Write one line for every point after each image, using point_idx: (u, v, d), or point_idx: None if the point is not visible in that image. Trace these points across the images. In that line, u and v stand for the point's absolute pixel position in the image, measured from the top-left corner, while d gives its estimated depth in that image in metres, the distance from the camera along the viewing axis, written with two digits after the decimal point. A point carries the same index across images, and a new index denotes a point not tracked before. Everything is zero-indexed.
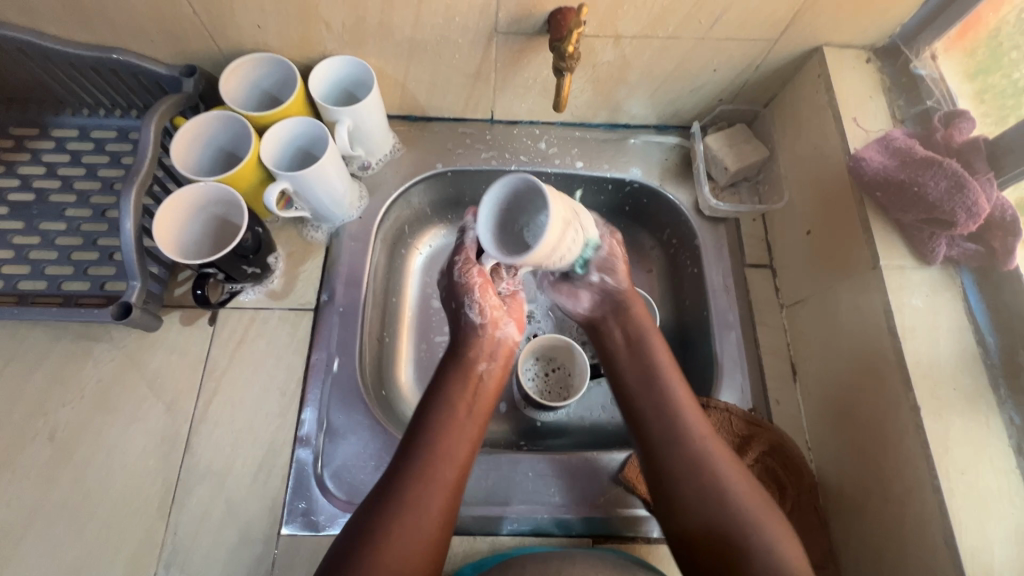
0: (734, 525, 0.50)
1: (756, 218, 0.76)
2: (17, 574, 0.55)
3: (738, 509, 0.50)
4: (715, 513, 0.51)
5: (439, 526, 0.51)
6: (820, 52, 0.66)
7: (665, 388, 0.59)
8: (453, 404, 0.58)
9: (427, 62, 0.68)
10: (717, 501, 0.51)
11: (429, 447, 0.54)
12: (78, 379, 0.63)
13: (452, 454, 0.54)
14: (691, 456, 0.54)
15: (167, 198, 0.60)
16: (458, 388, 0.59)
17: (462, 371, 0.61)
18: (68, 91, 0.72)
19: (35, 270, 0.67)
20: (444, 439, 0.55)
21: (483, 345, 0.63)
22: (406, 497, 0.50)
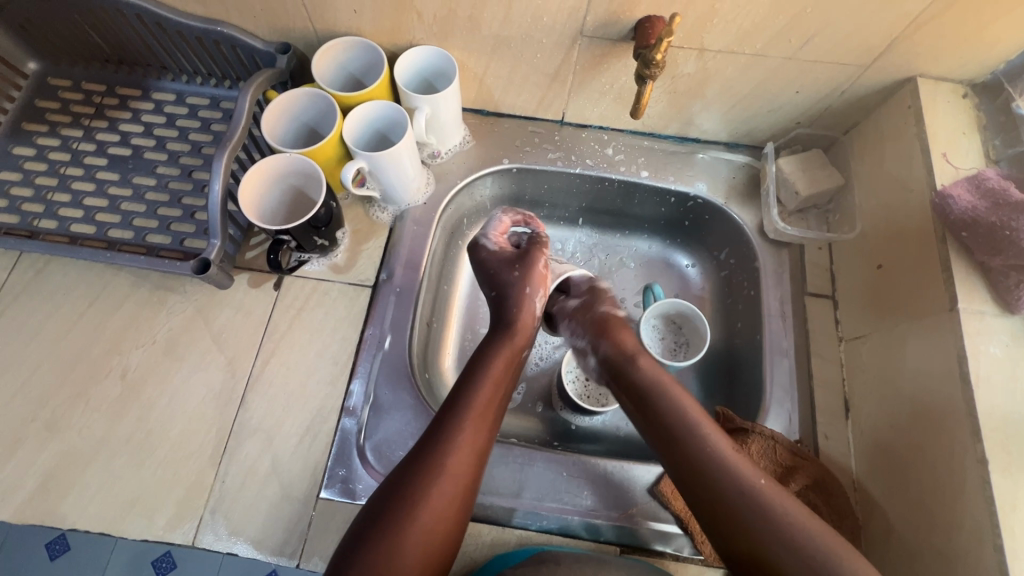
0: (807, 545, 0.48)
1: (822, 247, 0.74)
2: (80, 497, 0.60)
3: (803, 528, 0.49)
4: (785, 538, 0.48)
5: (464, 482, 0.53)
6: (914, 82, 0.64)
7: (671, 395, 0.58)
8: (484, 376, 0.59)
9: (508, 59, 0.69)
10: (783, 525, 0.49)
11: (456, 415, 0.55)
12: (151, 325, 0.67)
13: (467, 450, 0.53)
14: (742, 479, 0.52)
15: (253, 165, 0.63)
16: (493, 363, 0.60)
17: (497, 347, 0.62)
18: (171, 58, 0.77)
19: (123, 221, 0.72)
20: (464, 431, 0.54)
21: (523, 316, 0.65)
22: (424, 487, 0.51)
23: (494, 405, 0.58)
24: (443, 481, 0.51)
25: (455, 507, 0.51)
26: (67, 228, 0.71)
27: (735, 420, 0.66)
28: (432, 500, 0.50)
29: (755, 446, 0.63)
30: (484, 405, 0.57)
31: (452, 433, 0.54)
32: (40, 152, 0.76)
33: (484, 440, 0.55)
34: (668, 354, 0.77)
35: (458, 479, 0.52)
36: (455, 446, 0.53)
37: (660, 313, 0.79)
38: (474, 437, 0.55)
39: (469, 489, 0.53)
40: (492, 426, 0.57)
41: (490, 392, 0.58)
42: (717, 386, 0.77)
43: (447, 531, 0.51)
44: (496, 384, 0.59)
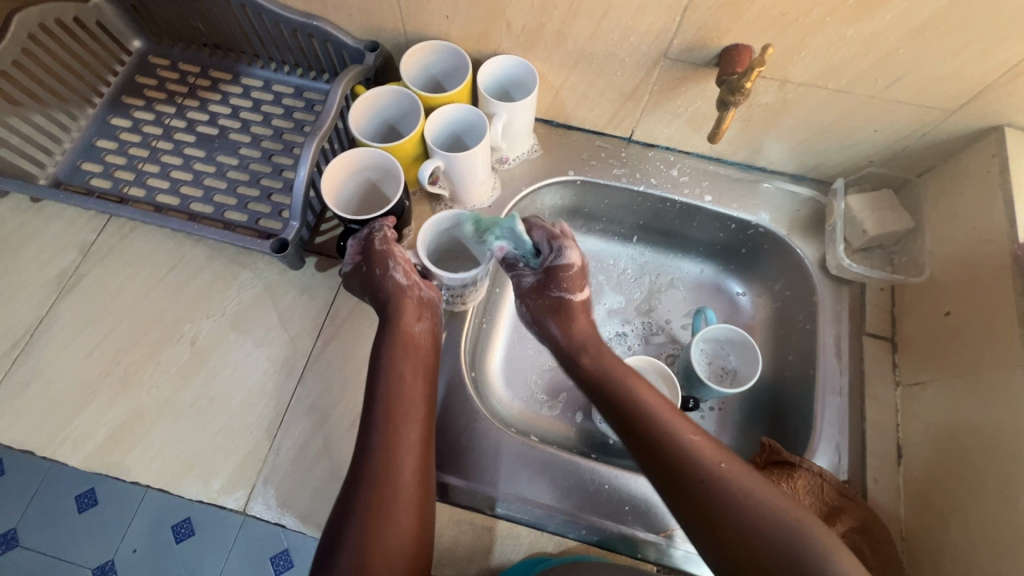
0: (766, 522, 0.49)
1: (884, 288, 0.73)
2: (145, 452, 0.63)
3: (760, 508, 0.49)
4: (745, 513, 0.49)
5: (416, 480, 0.55)
6: (1000, 130, 0.63)
7: (638, 398, 0.58)
8: (398, 375, 0.59)
9: (588, 74, 0.71)
10: (743, 504, 0.50)
11: (382, 423, 0.57)
12: (222, 297, 0.71)
13: (409, 451, 0.56)
14: (693, 455, 0.53)
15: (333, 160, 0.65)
16: (402, 360, 0.61)
17: (398, 339, 0.62)
18: (264, 47, 0.81)
19: (206, 196, 0.76)
20: (394, 427, 0.56)
21: (411, 305, 0.64)
22: (375, 498, 0.53)
23: (411, 394, 0.59)
24: (391, 487, 0.53)
25: (412, 501, 0.53)
26: (154, 198, 0.76)
27: (781, 453, 0.65)
28: (389, 509, 0.52)
29: (802, 481, 0.62)
30: (401, 401, 0.58)
31: (382, 441, 0.56)
32: (135, 124, 0.81)
33: (420, 436, 0.57)
34: (716, 379, 0.77)
35: (405, 479, 0.54)
36: (396, 448, 0.55)
37: (710, 338, 0.78)
38: (405, 438, 0.56)
39: (421, 483, 0.55)
40: (423, 416, 0.59)
41: (411, 383, 0.59)
42: (762, 416, 0.76)
43: (415, 526, 0.53)
44: (414, 375, 0.60)
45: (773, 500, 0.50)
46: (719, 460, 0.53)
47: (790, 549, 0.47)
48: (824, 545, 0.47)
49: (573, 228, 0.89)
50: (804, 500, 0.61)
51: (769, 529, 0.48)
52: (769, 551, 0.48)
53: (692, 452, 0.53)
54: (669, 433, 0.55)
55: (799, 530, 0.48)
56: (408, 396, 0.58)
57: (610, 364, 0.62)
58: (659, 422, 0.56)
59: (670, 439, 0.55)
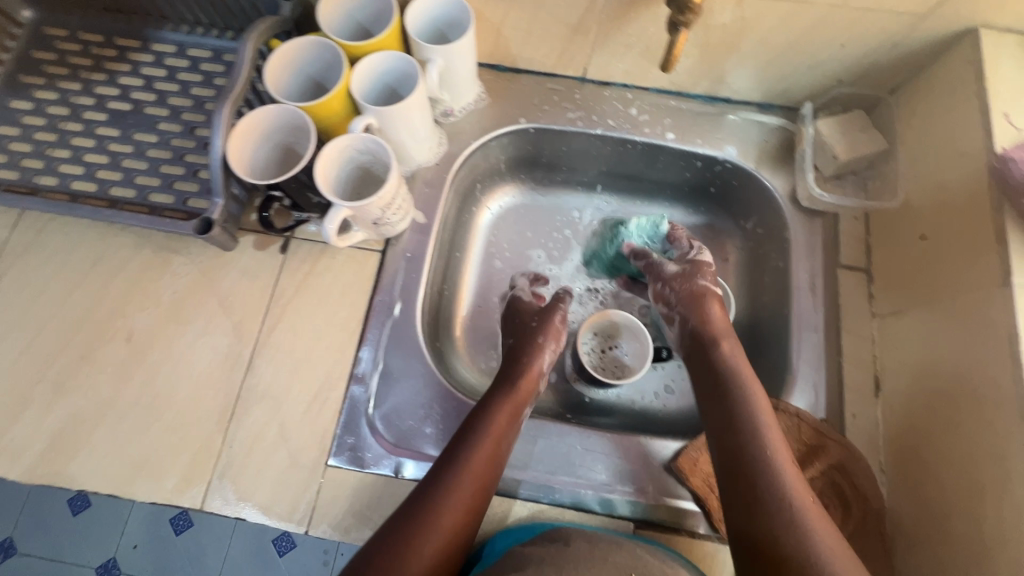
0: (793, 503, 0.49)
1: (859, 217, 0.70)
2: (89, 458, 0.59)
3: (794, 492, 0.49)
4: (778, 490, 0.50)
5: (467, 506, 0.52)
6: (975, 33, 0.58)
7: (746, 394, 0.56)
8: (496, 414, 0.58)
9: (528, 7, 0.64)
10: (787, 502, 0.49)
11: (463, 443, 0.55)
12: (155, 287, 0.65)
13: (479, 475, 0.54)
14: (756, 435, 0.53)
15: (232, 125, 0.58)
16: (504, 407, 0.59)
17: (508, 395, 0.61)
18: (170, 5, 0.73)
19: (126, 179, 0.69)
20: (475, 449, 0.55)
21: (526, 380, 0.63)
22: (421, 525, 0.50)
23: (505, 434, 0.57)
24: (448, 500, 0.52)
25: (448, 546, 0.50)
26: (69, 185, 0.69)
27: None
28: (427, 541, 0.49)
29: (778, 423, 0.61)
30: (494, 435, 0.57)
31: (462, 457, 0.54)
32: (39, 105, 0.73)
33: (485, 488, 0.54)
34: None
35: (453, 520, 0.51)
36: (471, 469, 0.54)
37: None
38: (471, 482, 0.53)
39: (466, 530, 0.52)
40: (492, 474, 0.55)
41: (496, 440, 0.57)
42: None
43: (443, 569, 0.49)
44: (504, 434, 0.57)
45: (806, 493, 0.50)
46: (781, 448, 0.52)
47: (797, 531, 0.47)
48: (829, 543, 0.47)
49: (533, 182, 0.83)
50: None
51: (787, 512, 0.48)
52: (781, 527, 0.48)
53: (757, 434, 0.53)
54: (752, 414, 0.54)
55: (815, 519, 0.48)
56: (498, 431, 0.57)
57: (734, 354, 0.60)
58: (740, 406, 0.55)
59: (749, 426, 0.54)
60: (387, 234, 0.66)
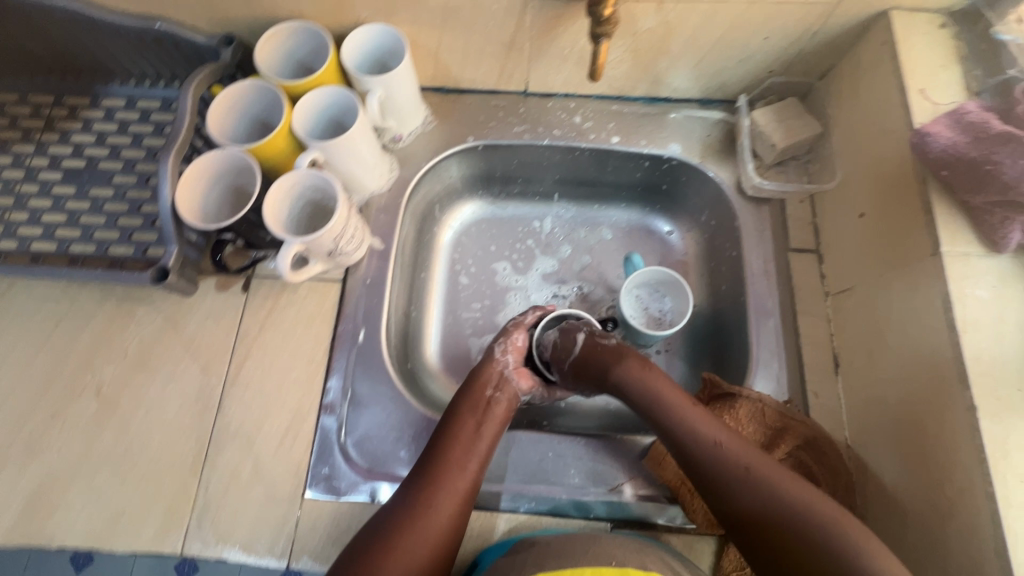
0: (780, 503, 0.48)
1: (804, 200, 0.71)
2: (66, 516, 0.59)
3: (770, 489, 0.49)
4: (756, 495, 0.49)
5: (445, 532, 0.50)
6: (887, 16, 0.60)
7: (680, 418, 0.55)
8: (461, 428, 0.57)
9: (460, 30, 0.66)
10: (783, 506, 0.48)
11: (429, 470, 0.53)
12: (121, 338, 0.66)
13: (449, 495, 0.52)
14: (710, 450, 0.52)
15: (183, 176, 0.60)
16: (468, 415, 0.58)
17: (474, 402, 0.59)
18: (115, 61, 0.74)
19: (84, 235, 0.70)
20: (443, 474, 0.53)
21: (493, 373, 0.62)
22: (405, 524, 0.50)
23: (472, 448, 0.56)
24: (416, 526, 0.50)
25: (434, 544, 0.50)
26: (29, 247, 0.70)
27: (721, 385, 0.64)
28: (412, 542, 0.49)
29: (744, 410, 0.61)
30: (461, 454, 0.55)
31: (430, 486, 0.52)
32: None
33: (467, 483, 0.53)
34: (654, 324, 0.75)
35: (438, 517, 0.51)
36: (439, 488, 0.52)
37: (641, 282, 0.76)
38: (451, 479, 0.53)
39: (452, 526, 0.51)
40: (475, 470, 0.55)
41: (472, 436, 0.56)
42: (705, 351, 0.75)
43: (430, 568, 0.49)
44: (479, 429, 0.57)
45: (780, 477, 0.49)
46: (734, 449, 0.52)
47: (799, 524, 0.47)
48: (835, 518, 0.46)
49: (490, 197, 0.85)
50: (748, 429, 0.61)
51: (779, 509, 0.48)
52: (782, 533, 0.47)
53: (714, 448, 0.52)
54: (690, 430, 0.54)
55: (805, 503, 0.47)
56: (465, 445, 0.55)
57: (646, 374, 0.58)
58: (671, 420, 0.55)
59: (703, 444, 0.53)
60: (345, 263, 0.67)
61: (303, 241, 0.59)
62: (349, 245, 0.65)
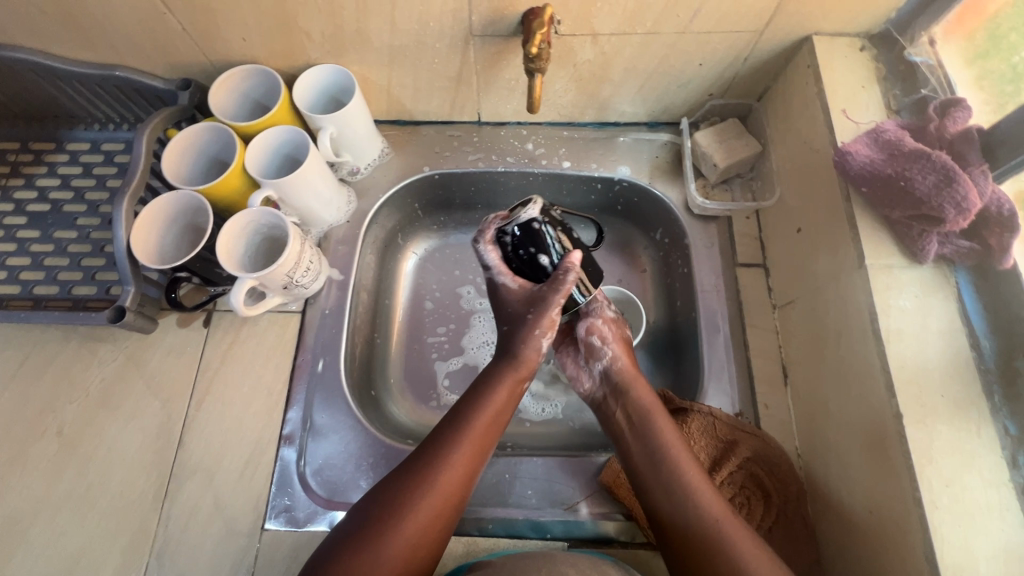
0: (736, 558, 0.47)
1: (749, 216, 0.74)
2: (25, 558, 0.59)
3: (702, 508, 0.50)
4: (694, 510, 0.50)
5: (442, 521, 0.50)
6: (810, 41, 0.63)
7: (674, 464, 0.53)
8: (485, 410, 0.56)
9: (408, 67, 0.69)
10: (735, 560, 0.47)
11: (443, 449, 0.53)
12: (83, 378, 0.67)
13: (457, 480, 0.52)
14: (667, 470, 0.53)
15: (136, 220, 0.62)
16: (497, 400, 0.57)
17: (505, 386, 0.58)
18: (79, 107, 0.77)
19: (48, 276, 0.72)
20: (456, 456, 0.53)
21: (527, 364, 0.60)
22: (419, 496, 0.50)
23: (490, 436, 0.56)
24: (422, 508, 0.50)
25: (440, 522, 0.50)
26: None
27: (675, 400, 0.66)
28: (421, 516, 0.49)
29: (695, 424, 0.62)
30: (480, 440, 0.54)
31: (442, 465, 0.52)
32: None
33: (477, 472, 0.54)
34: None
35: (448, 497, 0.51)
36: (450, 471, 0.52)
37: None
38: (471, 456, 0.53)
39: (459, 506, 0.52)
40: (489, 451, 0.55)
41: (498, 419, 0.57)
42: (663, 366, 0.77)
43: (422, 552, 0.49)
44: (506, 410, 0.57)
45: (717, 504, 0.51)
46: (693, 472, 0.53)
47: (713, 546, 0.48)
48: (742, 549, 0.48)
49: (451, 222, 0.86)
50: (699, 443, 0.62)
51: (711, 528, 0.49)
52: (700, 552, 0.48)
53: (695, 502, 0.51)
54: (663, 453, 0.54)
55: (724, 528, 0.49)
56: (485, 430, 0.55)
57: (643, 398, 0.59)
58: (661, 456, 0.54)
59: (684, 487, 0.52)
60: (304, 295, 0.69)
61: (257, 277, 0.60)
62: (305, 277, 0.66)
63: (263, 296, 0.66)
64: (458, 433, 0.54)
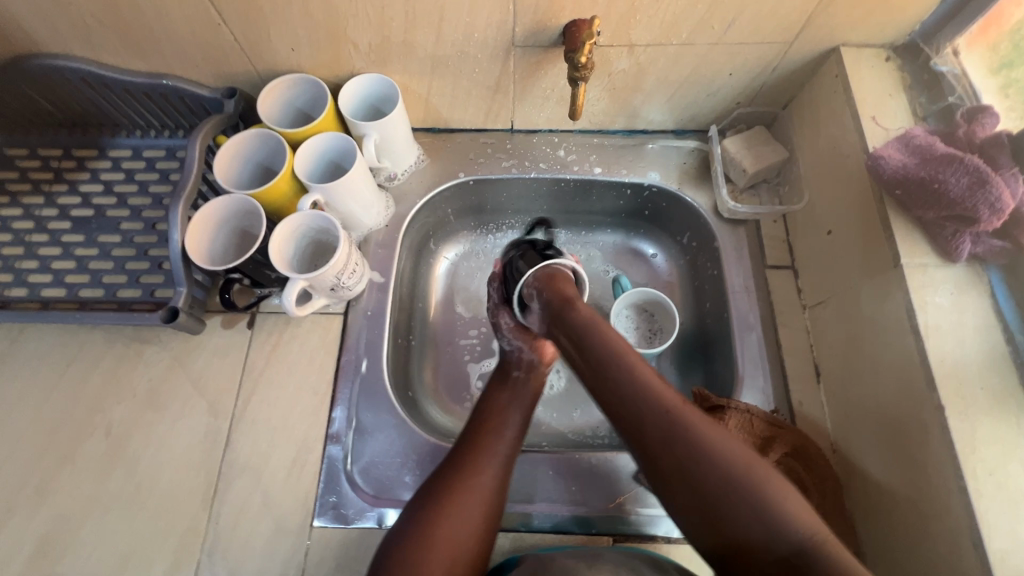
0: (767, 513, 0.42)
1: (777, 220, 0.76)
2: (77, 556, 0.60)
3: (730, 465, 0.45)
4: (716, 464, 0.45)
5: (491, 496, 0.55)
6: (837, 52, 0.66)
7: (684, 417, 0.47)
8: (494, 402, 0.64)
9: (449, 77, 0.71)
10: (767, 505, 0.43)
11: (474, 437, 0.59)
12: (130, 379, 0.68)
13: (493, 461, 0.57)
14: (667, 416, 0.47)
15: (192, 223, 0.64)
16: (500, 390, 0.65)
17: (503, 379, 0.67)
18: (123, 115, 0.78)
19: (93, 279, 0.73)
20: (487, 442, 0.59)
21: (498, 350, 0.69)
22: (456, 478, 0.55)
23: (509, 422, 0.62)
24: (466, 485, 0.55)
25: (484, 511, 0.54)
26: (40, 294, 0.72)
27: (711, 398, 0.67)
28: (462, 507, 0.53)
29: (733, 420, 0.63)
30: (497, 424, 0.61)
31: (475, 450, 0.58)
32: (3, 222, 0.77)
33: (511, 453, 0.59)
34: (643, 342, 0.78)
35: (484, 488, 0.55)
36: (484, 452, 0.58)
37: (629, 303, 0.80)
38: (500, 441, 0.59)
39: (497, 494, 0.56)
40: (513, 445, 0.60)
41: (507, 412, 0.63)
42: (693, 366, 0.78)
43: (479, 527, 0.53)
44: (512, 405, 0.64)
45: (737, 453, 0.45)
46: (689, 414, 0.48)
47: (755, 493, 0.43)
48: (785, 495, 0.43)
49: (482, 227, 0.88)
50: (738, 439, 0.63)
51: (720, 478, 0.44)
52: (713, 485, 0.44)
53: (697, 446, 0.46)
54: (685, 419, 0.47)
55: (756, 480, 0.44)
56: (503, 417, 0.62)
57: (641, 364, 0.50)
58: (623, 395, 0.50)
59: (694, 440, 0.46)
60: (347, 297, 0.71)
61: (308, 279, 0.62)
62: (351, 279, 0.68)
63: (311, 298, 0.68)
64: (478, 424, 0.61)
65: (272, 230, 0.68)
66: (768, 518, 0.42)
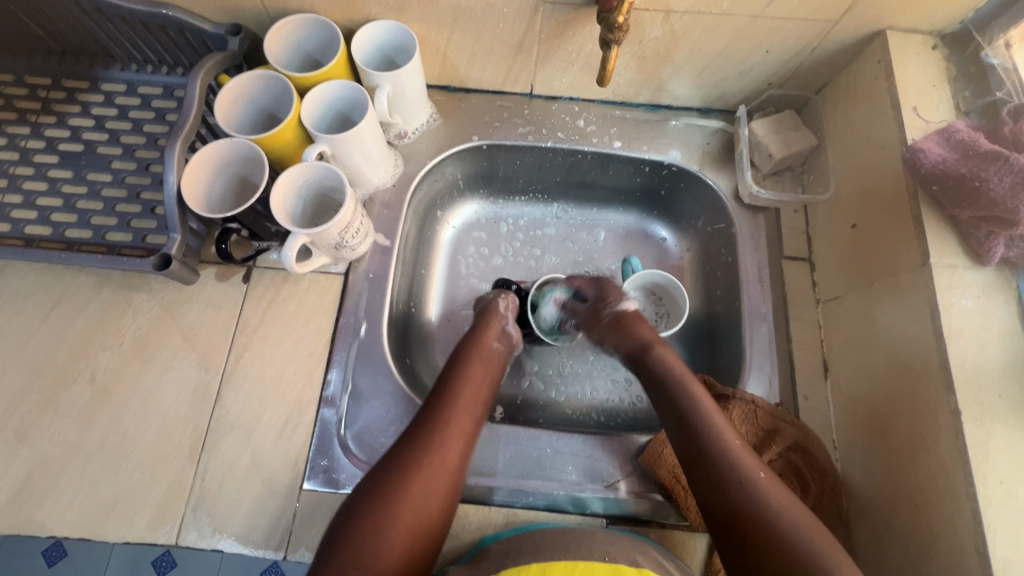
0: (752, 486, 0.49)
1: (798, 209, 0.74)
2: (57, 504, 0.58)
3: (749, 469, 0.50)
4: (745, 480, 0.49)
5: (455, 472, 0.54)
6: (883, 36, 0.63)
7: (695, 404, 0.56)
8: (467, 373, 0.61)
9: (470, 31, 0.67)
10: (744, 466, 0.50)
11: (444, 410, 0.57)
12: (118, 326, 0.65)
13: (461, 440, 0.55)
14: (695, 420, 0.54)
15: (191, 158, 0.60)
16: (476, 362, 0.63)
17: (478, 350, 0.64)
18: (118, 46, 0.73)
19: (80, 220, 0.69)
20: (455, 416, 0.57)
21: (495, 330, 0.67)
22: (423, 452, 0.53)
23: (478, 395, 0.60)
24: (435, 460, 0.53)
25: (446, 487, 0.53)
26: (22, 230, 0.68)
27: (716, 386, 0.65)
28: (426, 480, 0.51)
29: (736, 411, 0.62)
30: (468, 396, 0.59)
31: (445, 424, 0.56)
32: None
33: (475, 423, 0.58)
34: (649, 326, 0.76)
35: (448, 464, 0.53)
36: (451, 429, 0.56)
37: (637, 285, 0.78)
38: (466, 417, 0.57)
39: (458, 471, 0.54)
40: (478, 417, 0.59)
41: (477, 386, 0.61)
42: (697, 353, 0.77)
43: (441, 503, 0.52)
44: (484, 377, 0.62)
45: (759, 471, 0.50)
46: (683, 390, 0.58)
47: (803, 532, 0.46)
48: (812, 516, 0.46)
49: (492, 195, 0.85)
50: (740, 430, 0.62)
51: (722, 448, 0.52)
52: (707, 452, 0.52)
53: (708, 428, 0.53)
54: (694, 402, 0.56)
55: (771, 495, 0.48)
56: (472, 389, 0.60)
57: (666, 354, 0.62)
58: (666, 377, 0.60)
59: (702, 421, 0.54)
60: (348, 257, 0.68)
61: (312, 233, 0.58)
62: (354, 240, 0.65)
63: (308, 253, 0.65)
64: (451, 395, 0.58)
65: (272, 180, 0.64)
66: (801, 545, 0.45)
